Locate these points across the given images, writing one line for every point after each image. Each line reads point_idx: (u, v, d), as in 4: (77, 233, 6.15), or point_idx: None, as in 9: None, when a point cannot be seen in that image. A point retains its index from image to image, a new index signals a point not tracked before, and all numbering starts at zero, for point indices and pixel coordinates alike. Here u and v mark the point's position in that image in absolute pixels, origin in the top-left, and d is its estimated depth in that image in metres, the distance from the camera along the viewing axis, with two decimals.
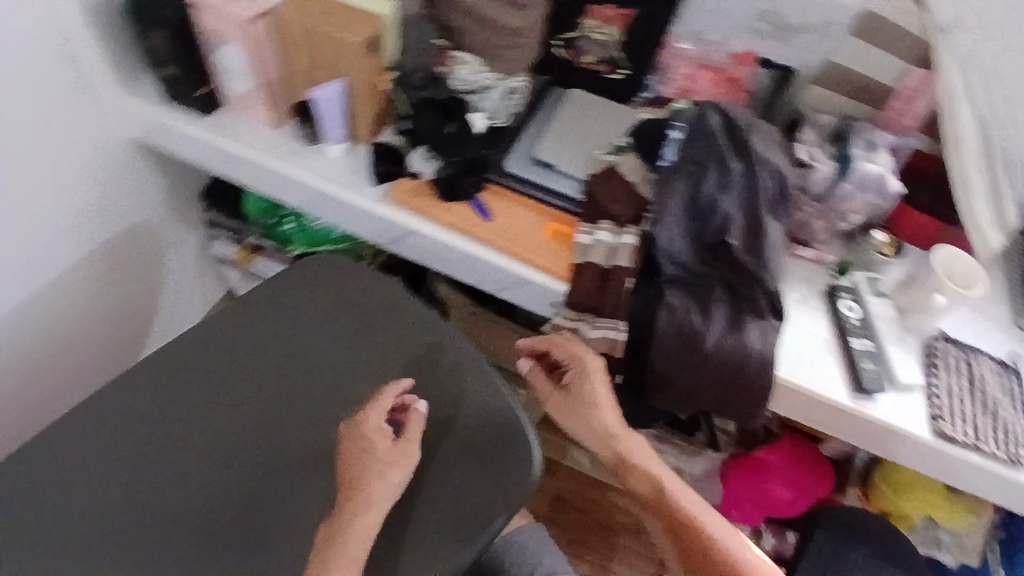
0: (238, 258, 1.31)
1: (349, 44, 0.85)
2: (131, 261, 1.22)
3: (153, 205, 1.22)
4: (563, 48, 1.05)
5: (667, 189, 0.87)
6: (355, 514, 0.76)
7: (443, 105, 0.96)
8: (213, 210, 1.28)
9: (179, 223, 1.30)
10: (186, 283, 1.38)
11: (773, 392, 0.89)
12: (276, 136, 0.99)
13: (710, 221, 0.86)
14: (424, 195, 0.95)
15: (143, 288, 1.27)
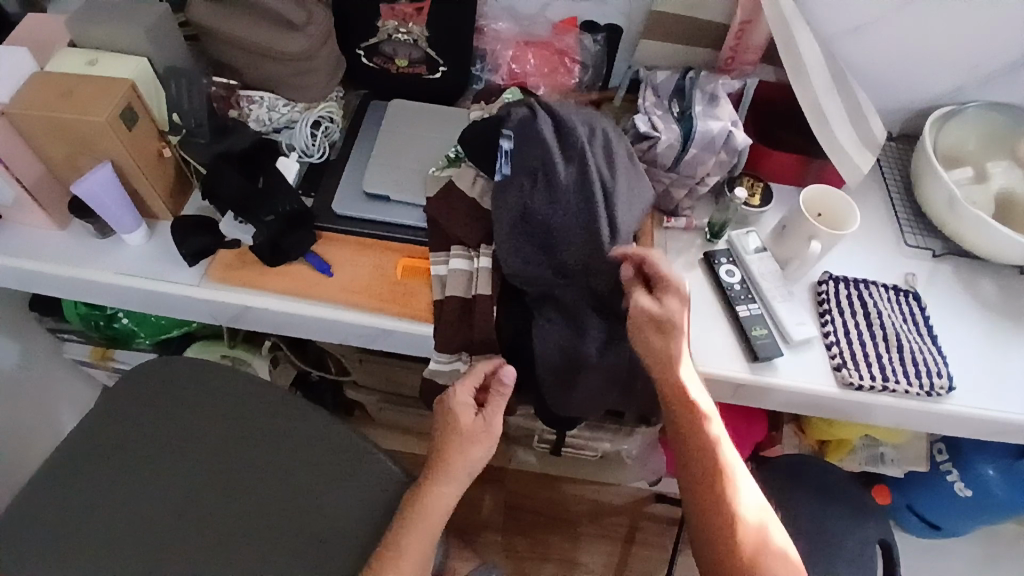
0: (94, 355, 1.15)
1: (101, 124, 0.73)
2: None
3: None
4: (369, 58, 0.93)
5: (499, 211, 0.78)
6: (439, 499, 0.70)
7: (243, 157, 0.83)
8: (50, 316, 1.11)
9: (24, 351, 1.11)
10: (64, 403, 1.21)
11: None
12: (69, 239, 0.85)
13: (552, 238, 0.77)
14: (247, 265, 0.83)
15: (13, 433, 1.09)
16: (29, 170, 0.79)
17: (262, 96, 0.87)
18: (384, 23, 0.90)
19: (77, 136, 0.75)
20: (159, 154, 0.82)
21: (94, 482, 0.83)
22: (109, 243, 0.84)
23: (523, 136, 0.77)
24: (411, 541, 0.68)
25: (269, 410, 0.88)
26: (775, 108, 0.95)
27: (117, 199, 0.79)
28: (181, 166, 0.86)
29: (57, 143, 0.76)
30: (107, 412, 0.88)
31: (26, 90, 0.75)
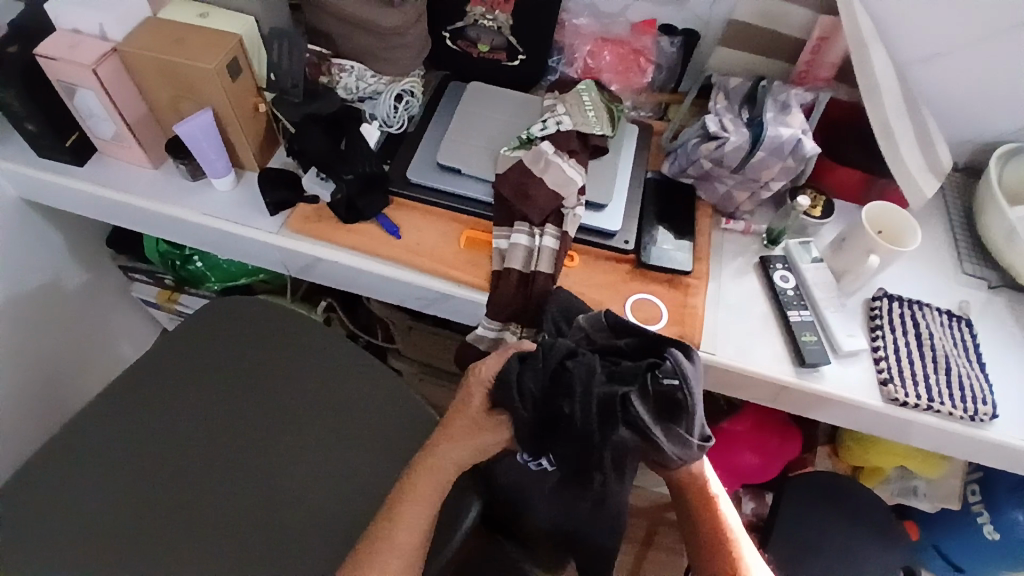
0: (161, 299, 1.20)
1: (205, 71, 0.79)
2: (49, 337, 1.09)
3: (64, 271, 1.09)
4: (454, 41, 0.98)
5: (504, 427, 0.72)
6: (446, 453, 0.69)
7: (330, 120, 0.89)
8: (124, 255, 1.16)
9: (99, 284, 1.17)
10: (127, 341, 1.27)
11: (712, 375, 0.85)
12: (161, 178, 0.91)
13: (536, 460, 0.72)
14: (322, 219, 0.87)
15: (75, 358, 1.15)
16: (133, 108, 0.85)
17: (353, 66, 0.93)
18: (472, 9, 0.95)
19: (183, 81, 0.81)
20: (254, 108, 0.88)
21: (156, 405, 0.88)
22: (198, 184, 0.90)
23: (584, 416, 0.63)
24: (428, 480, 0.68)
25: (322, 362, 0.91)
26: (843, 125, 0.95)
27: (211, 143, 0.84)
28: (270, 122, 0.92)
29: (163, 87, 0.83)
30: (172, 343, 0.93)
31: (139, 35, 0.81)
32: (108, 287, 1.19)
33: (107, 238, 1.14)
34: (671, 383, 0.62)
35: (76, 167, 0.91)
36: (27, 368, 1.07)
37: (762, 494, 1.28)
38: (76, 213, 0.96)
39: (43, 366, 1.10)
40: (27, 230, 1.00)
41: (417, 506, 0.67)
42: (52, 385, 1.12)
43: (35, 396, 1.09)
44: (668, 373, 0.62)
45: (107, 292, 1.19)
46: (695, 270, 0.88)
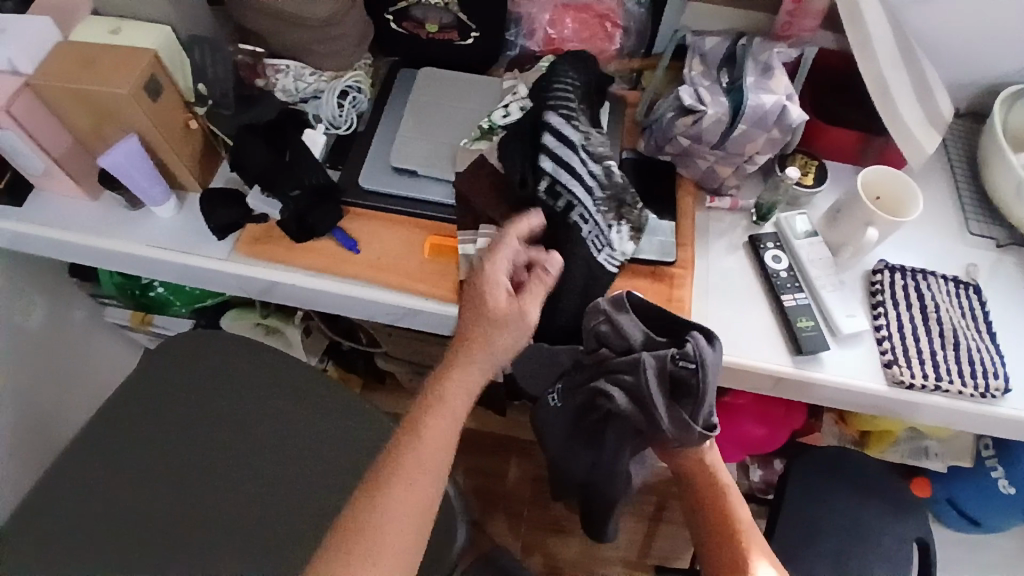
0: (133, 321, 1.15)
1: (125, 96, 0.72)
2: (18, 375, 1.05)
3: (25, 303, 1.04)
4: (398, 23, 0.89)
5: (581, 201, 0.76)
6: (451, 365, 0.64)
7: (266, 131, 0.82)
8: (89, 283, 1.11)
9: (65, 311, 1.12)
10: (105, 364, 1.23)
11: None
12: (102, 209, 0.85)
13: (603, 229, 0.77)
14: (276, 240, 0.81)
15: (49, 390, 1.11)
16: (57, 141, 0.78)
17: (288, 64, 0.85)
18: None
19: (103, 108, 0.74)
20: (186, 125, 0.81)
21: (129, 444, 0.85)
22: (139, 214, 0.84)
23: (595, 354, 0.72)
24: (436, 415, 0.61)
25: (297, 388, 0.87)
26: (833, 78, 0.87)
27: (144, 172, 0.78)
28: (209, 138, 0.85)
29: (83, 116, 0.76)
30: (140, 380, 0.89)
31: (50, 62, 0.74)
32: (75, 312, 1.14)
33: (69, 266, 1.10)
34: (688, 366, 0.64)
35: (11, 207, 0.85)
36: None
37: (770, 461, 1.26)
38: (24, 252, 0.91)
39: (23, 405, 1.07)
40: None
41: (432, 448, 0.60)
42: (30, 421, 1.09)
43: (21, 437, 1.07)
44: (687, 356, 0.64)
45: (74, 317, 1.14)
46: (680, 258, 0.81)
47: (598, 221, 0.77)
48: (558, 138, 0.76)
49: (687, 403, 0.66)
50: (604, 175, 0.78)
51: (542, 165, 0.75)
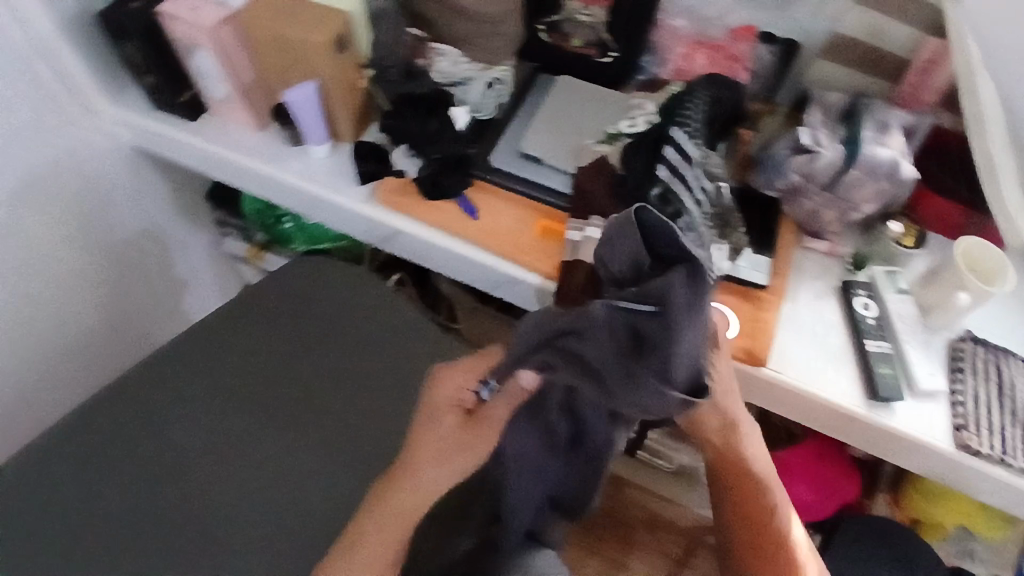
0: (250, 255, 1.26)
1: (315, 44, 0.84)
2: (139, 272, 1.18)
3: (164, 211, 1.18)
4: (546, 32, 0.97)
5: (690, 208, 0.81)
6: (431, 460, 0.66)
7: (425, 101, 0.93)
8: (223, 209, 1.24)
9: (193, 228, 1.26)
10: (212, 286, 1.35)
11: (775, 394, 0.83)
12: (261, 138, 0.97)
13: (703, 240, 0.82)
14: (410, 194, 0.91)
15: (162, 293, 1.24)
16: (246, 73, 0.91)
17: (449, 51, 0.93)
18: (569, 4, 0.97)
19: (294, 53, 0.87)
20: (354, 83, 0.93)
21: (243, 345, 0.98)
22: (293, 149, 0.96)
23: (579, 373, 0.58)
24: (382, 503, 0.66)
25: (395, 333, 0.98)
26: (946, 153, 0.91)
27: (312, 113, 0.90)
28: (367, 98, 0.96)
29: (273, 56, 0.89)
30: (266, 297, 1.03)
31: (257, 4, 0.87)
32: (202, 232, 1.27)
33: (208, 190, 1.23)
34: (650, 308, 0.54)
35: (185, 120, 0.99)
36: (127, 300, 1.18)
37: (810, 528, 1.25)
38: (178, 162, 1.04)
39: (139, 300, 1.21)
40: (138, 175, 1.10)
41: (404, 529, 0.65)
42: (140, 316, 1.22)
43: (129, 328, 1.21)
44: (656, 292, 0.54)
45: (200, 236, 1.28)
46: (772, 286, 0.86)
47: (707, 232, 0.83)
48: (678, 148, 0.82)
49: (656, 355, 0.54)
50: (711, 191, 0.83)
51: (657, 173, 0.81)
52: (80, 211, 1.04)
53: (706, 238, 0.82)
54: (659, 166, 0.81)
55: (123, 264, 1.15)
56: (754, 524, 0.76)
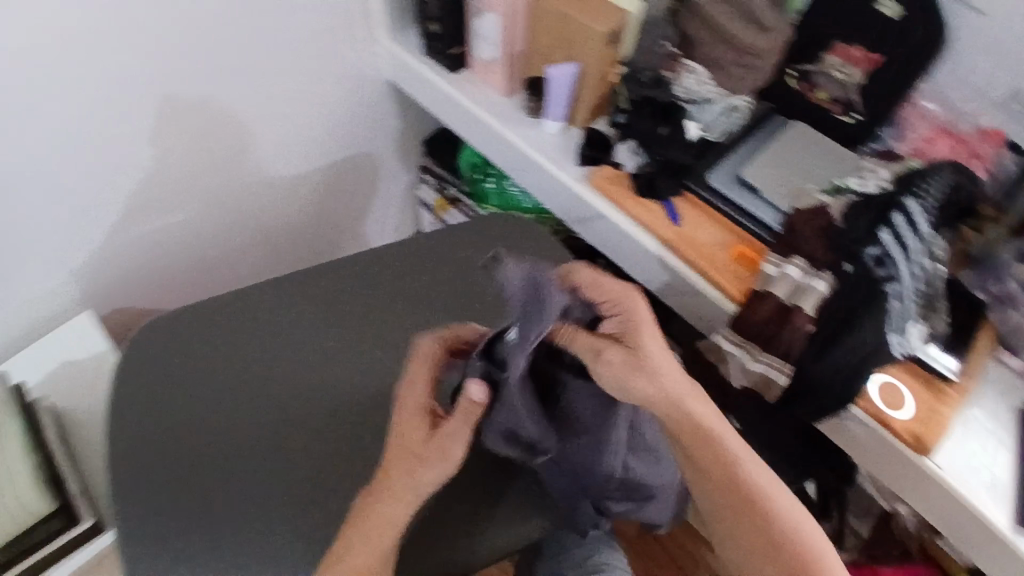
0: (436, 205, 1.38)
1: (595, 32, 0.92)
2: (344, 184, 1.30)
3: (384, 140, 1.30)
4: (796, 79, 1.01)
5: (902, 277, 0.82)
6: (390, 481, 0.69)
7: (662, 106, 0.98)
8: (429, 156, 1.35)
9: (399, 164, 1.37)
10: (390, 220, 1.47)
11: (920, 481, 0.83)
12: (504, 102, 1.07)
13: (906, 311, 0.83)
14: (620, 186, 0.97)
15: (352, 209, 1.35)
16: (515, 41, 1.01)
17: (698, 71, 1.00)
18: (827, 58, 1.00)
19: (569, 34, 0.95)
20: (606, 76, 0.99)
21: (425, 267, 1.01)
22: (530, 120, 1.06)
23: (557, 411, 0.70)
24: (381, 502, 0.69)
25: None
26: None
27: (563, 92, 0.99)
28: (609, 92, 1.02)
29: (548, 34, 0.98)
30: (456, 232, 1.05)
31: None
32: (403, 170, 1.39)
33: (425, 136, 1.35)
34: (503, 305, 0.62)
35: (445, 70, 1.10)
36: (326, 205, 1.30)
37: None
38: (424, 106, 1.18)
39: (336, 212, 1.34)
40: (381, 104, 1.24)
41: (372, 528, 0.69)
42: (328, 222, 1.34)
43: (320, 231, 1.34)
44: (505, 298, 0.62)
45: (400, 173, 1.39)
46: (962, 384, 0.85)
47: (913, 307, 0.84)
48: (906, 217, 0.83)
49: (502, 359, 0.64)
50: (928, 268, 0.84)
51: (879, 234, 0.83)
52: (324, 114, 1.17)
53: (909, 310, 0.83)
54: (880, 228, 0.83)
55: (336, 173, 1.27)
56: (763, 530, 0.69)
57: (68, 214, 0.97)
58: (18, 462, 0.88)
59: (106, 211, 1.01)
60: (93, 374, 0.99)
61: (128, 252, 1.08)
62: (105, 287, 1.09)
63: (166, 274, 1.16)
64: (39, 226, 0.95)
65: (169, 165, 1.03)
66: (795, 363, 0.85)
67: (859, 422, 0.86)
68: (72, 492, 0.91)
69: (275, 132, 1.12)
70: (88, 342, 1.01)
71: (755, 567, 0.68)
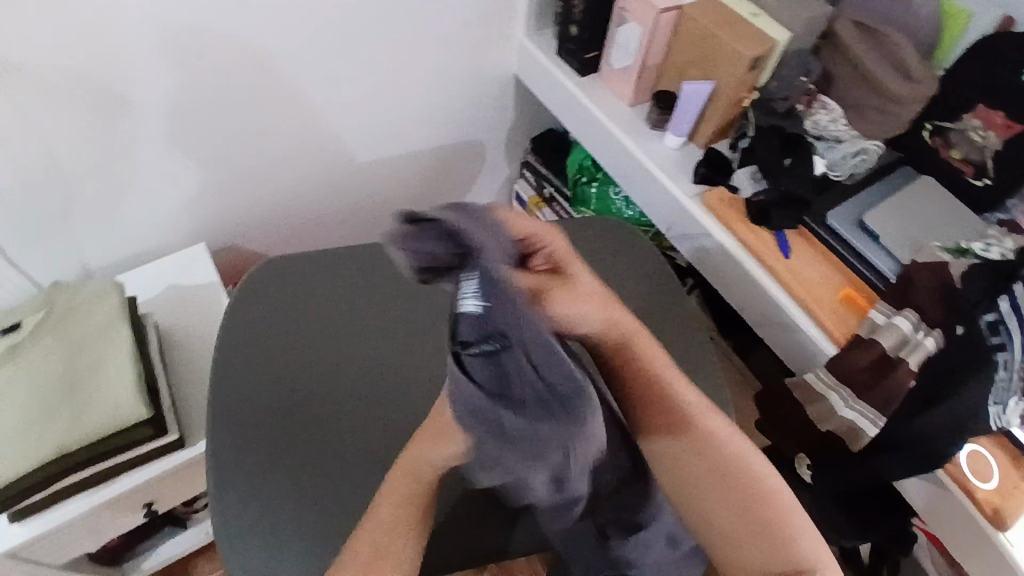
0: (529, 204, 1.40)
1: (739, 55, 0.94)
2: (452, 168, 1.35)
3: (497, 131, 1.34)
4: (929, 134, 0.97)
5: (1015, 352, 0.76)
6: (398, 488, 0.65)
7: (788, 138, 0.98)
8: (535, 155, 1.37)
9: (505, 156, 1.41)
10: (484, 208, 1.51)
11: (995, 563, 0.80)
12: (630, 112, 1.10)
13: (1011, 387, 0.77)
14: (734, 209, 0.97)
15: (454, 191, 1.41)
16: (654, 55, 1.05)
17: (834, 110, 1.00)
18: (968, 118, 0.93)
19: (712, 54, 0.98)
20: (738, 99, 1.00)
21: None
22: (651, 133, 1.08)
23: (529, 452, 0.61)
24: (386, 506, 0.65)
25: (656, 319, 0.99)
26: None
27: (691, 110, 1.01)
28: (738, 117, 1.04)
29: (689, 52, 1.01)
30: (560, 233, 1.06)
31: (703, 5, 0.99)
32: (508, 162, 1.43)
33: (535, 133, 1.38)
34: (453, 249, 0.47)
35: (577, 72, 1.14)
36: (431, 184, 1.36)
37: None
38: (546, 104, 1.22)
39: (437, 192, 1.39)
40: (504, 96, 1.28)
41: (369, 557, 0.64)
42: (429, 200, 1.39)
43: (420, 210, 1.40)
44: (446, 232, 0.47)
45: (504, 165, 1.43)
46: None
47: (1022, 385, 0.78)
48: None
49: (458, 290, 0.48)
50: None
51: (998, 301, 0.77)
52: (448, 97, 1.22)
53: (1014, 387, 0.78)
54: (1001, 297, 0.77)
55: (447, 156, 1.32)
56: (719, 482, 0.64)
57: (204, 145, 1.04)
58: (122, 371, 0.89)
59: (238, 150, 1.07)
60: (204, 302, 1.07)
61: (245, 190, 1.15)
62: (220, 220, 1.16)
63: (273, 218, 1.22)
64: (177, 152, 1.02)
65: (299, 116, 1.09)
66: (888, 416, 0.82)
67: (940, 487, 0.83)
68: (163, 405, 0.93)
69: (402, 105, 1.18)
70: (202, 271, 1.10)
71: (738, 538, 0.63)
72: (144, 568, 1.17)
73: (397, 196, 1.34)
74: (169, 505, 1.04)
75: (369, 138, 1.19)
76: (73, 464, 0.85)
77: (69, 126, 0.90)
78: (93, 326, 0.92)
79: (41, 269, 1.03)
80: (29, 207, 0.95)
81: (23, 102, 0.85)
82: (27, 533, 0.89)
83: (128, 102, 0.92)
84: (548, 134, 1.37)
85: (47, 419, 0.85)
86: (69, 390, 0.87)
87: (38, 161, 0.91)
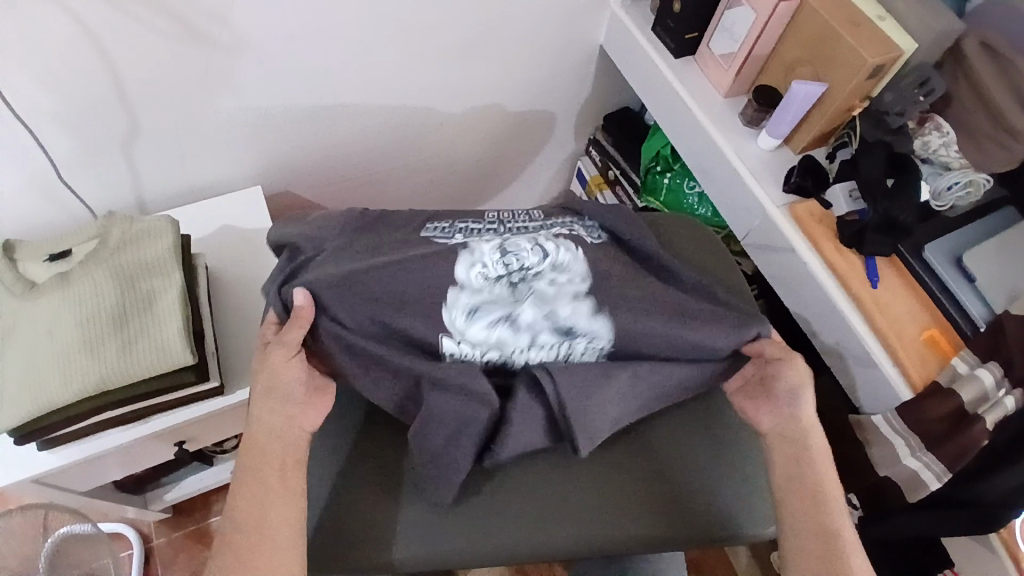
0: (591, 182, 1.40)
1: (859, 59, 0.86)
2: (515, 135, 1.32)
3: (572, 102, 1.30)
4: None
5: None
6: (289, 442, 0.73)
7: (894, 158, 0.92)
8: (604, 132, 1.34)
9: (575, 127, 1.38)
10: (542, 177, 1.49)
11: None
12: (721, 103, 1.04)
13: None
14: (825, 226, 0.92)
15: (514, 158, 1.38)
16: (761, 45, 0.97)
17: (948, 132, 0.92)
18: None
19: (828, 54, 0.90)
20: (847, 107, 0.93)
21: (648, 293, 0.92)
22: (743, 129, 1.02)
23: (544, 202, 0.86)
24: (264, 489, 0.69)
25: None
26: None
27: (795, 111, 0.94)
28: (842, 126, 0.97)
29: (801, 47, 0.93)
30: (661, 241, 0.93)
31: None
32: (576, 134, 1.39)
33: (610, 110, 1.35)
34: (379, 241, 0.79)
35: (669, 53, 1.08)
36: (493, 148, 1.33)
37: None
38: (630, 81, 1.16)
39: (496, 159, 1.37)
40: (585, 67, 1.23)
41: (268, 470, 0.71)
42: (489, 165, 1.38)
43: (478, 173, 1.39)
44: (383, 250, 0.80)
45: (572, 137, 1.40)
46: None
47: None
48: None
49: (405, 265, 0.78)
50: None
51: None
52: (527, 63, 1.16)
53: None
54: None
55: (513, 123, 1.29)
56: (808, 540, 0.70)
57: (270, 86, 0.99)
58: (167, 311, 0.87)
59: (311, 96, 1.04)
60: (256, 245, 1.06)
61: (308, 135, 1.11)
62: (278, 163, 1.13)
63: (335, 167, 1.20)
64: (247, 92, 0.98)
65: (375, 69, 1.05)
66: (953, 473, 0.79)
67: (987, 548, 0.78)
68: (207, 351, 0.92)
69: (478, 65, 1.12)
70: (257, 215, 1.09)
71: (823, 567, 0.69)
72: (168, 497, 1.20)
73: (458, 158, 1.32)
74: (199, 444, 1.04)
75: (440, 97, 1.15)
76: (114, 401, 0.84)
77: (133, 46, 0.84)
78: (142, 261, 0.90)
79: (96, 190, 1.01)
80: (88, 126, 0.91)
81: (88, 16, 0.79)
82: (54, 462, 0.89)
83: (201, 36, 0.87)
84: (623, 111, 1.33)
85: (86, 350, 0.83)
86: (113, 325, 0.85)
87: (103, 81, 0.87)
